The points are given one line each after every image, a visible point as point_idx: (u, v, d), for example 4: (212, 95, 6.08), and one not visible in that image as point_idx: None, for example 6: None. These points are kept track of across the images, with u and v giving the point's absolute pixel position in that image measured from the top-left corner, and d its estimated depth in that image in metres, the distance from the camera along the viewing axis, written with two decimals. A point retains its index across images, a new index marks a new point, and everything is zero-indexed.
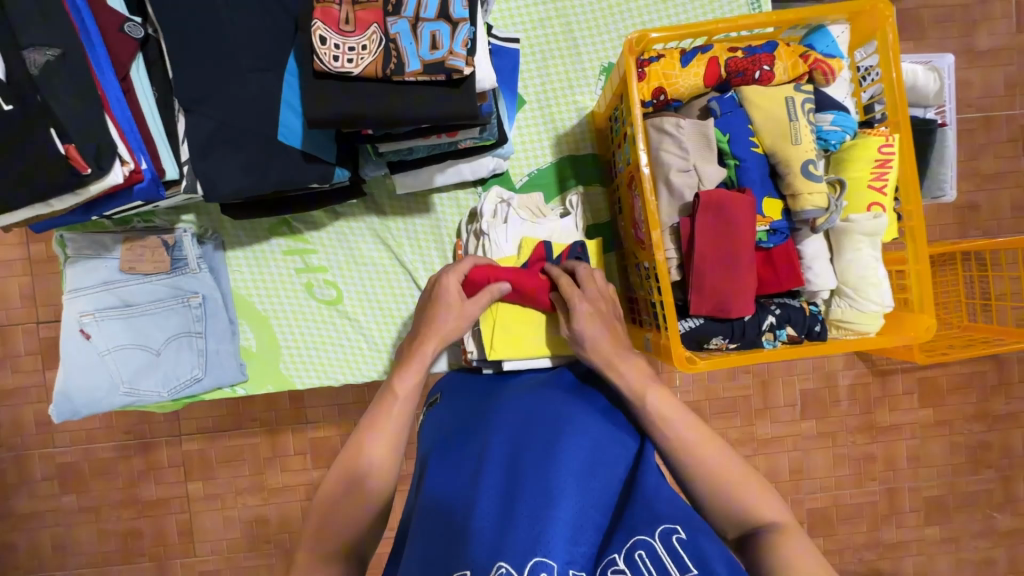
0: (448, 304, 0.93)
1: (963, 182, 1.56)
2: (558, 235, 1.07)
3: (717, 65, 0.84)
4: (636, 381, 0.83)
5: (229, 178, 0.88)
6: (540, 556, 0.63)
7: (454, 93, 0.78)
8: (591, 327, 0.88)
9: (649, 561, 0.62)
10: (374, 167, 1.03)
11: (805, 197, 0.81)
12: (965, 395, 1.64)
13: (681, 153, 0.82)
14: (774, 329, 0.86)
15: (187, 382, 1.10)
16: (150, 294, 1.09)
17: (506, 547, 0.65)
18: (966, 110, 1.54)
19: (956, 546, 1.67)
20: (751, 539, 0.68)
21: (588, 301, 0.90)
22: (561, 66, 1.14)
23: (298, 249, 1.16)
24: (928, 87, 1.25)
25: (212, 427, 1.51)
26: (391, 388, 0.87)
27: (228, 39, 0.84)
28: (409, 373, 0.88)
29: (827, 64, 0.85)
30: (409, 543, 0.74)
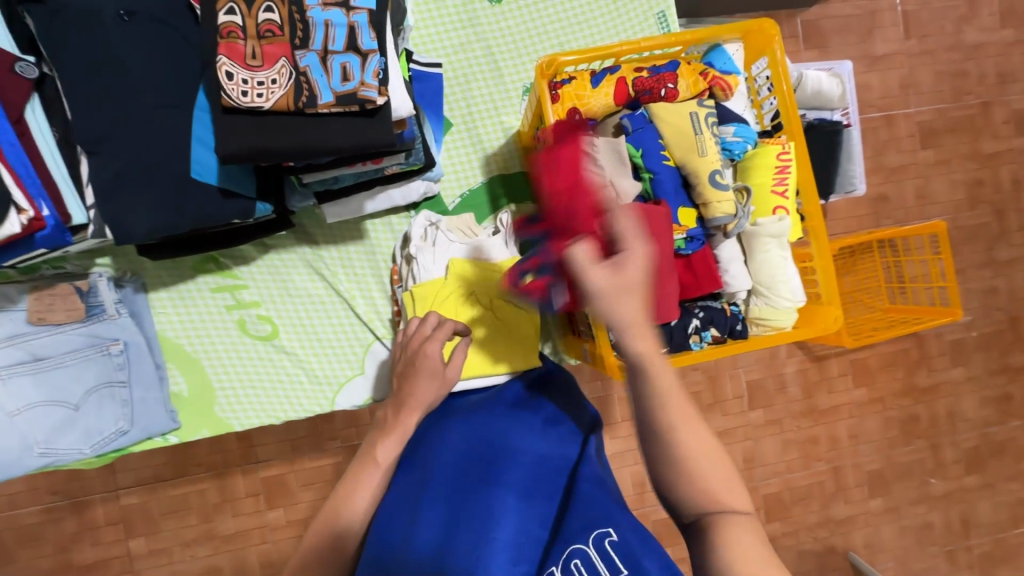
0: (428, 373, 0.85)
1: (872, 176, 1.69)
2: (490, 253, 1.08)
3: (624, 85, 0.89)
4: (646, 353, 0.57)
5: (142, 219, 0.84)
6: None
7: (369, 123, 0.79)
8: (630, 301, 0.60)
9: (584, 570, 0.67)
10: (301, 198, 1.01)
11: (715, 205, 0.87)
12: (893, 371, 1.76)
13: (597, 167, 0.85)
14: (699, 332, 0.90)
15: (112, 436, 1.03)
16: (64, 345, 1.02)
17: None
18: (868, 110, 1.68)
19: (898, 515, 1.79)
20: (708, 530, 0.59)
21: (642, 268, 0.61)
22: (485, 88, 1.17)
23: (227, 285, 1.12)
24: (832, 92, 1.35)
25: (152, 477, 1.42)
26: (373, 460, 0.80)
27: (132, 77, 0.82)
28: (388, 439, 0.82)
29: (725, 80, 0.92)
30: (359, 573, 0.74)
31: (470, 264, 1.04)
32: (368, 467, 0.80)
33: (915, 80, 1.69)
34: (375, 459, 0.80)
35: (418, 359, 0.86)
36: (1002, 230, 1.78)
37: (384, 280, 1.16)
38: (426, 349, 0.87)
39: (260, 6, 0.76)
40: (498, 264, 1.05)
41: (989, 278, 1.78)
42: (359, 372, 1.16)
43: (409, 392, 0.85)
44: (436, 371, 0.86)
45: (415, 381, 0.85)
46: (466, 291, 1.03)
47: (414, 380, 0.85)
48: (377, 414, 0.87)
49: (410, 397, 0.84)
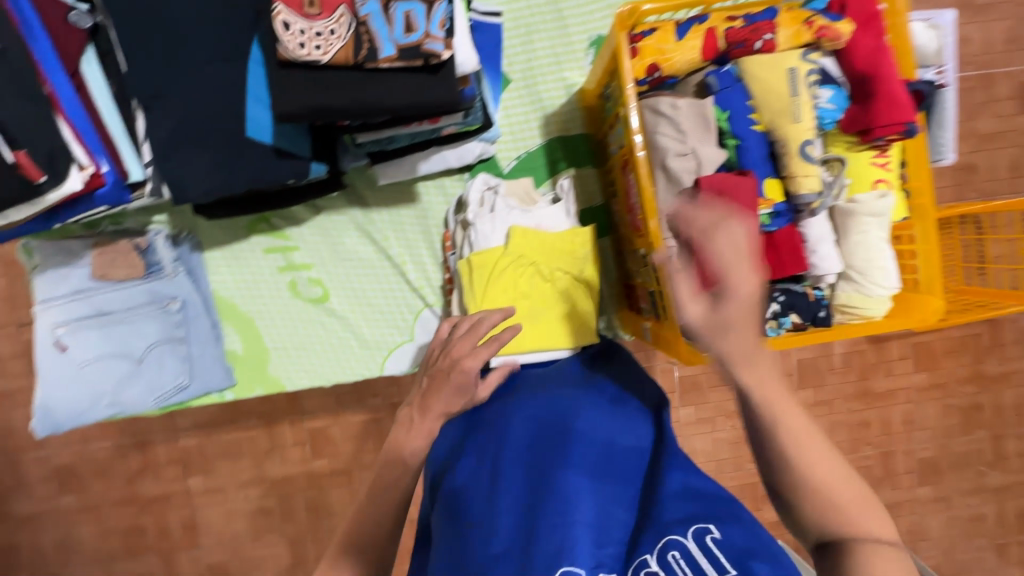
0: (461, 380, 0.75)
1: (960, 143, 1.52)
2: (549, 221, 1.01)
3: (715, 36, 0.78)
4: (758, 369, 0.54)
5: (198, 178, 0.82)
6: (567, 564, 0.61)
7: (433, 81, 0.73)
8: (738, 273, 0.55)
9: (686, 565, 0.59)
10: (353, 159, 0.96)
11: (801, 179, 0.77)
12: (959, 357, 1.63)
13: (679, 135, 0.77)
14: (778, 317, 0.82)
15: (172, 390, 1.06)
16: (125, 301, 1.03)
17: (532, 561, 0.62)
18: (966, 68, 1.48)
19: (947, 504, 1.70)
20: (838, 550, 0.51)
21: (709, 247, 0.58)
22: (547, 41, 1.08)
23: (279, 246, 1.11)
24: (927, 46, 1.18)
25: (208, 422, 1.48)
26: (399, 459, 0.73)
27: (182, 28, 0.78)
28: (415, 437, 0.74)
29: (834, 29, 0.76)
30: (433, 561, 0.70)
31: (531, 233, 0.98)
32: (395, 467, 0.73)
33: None
34: (401, 456, 0.73)
35: (450, 371, 0.75)
36: None
37: (435, 245, 1.12)
38: (463, 365, 0.75)
39: None
40: (558, 234, 0.99)
41: None
42: (409, 338, 1.14)
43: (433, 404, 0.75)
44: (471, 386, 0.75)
45: (441, 395, 0.75)
46: (526, 262, 0.97)
47: (438, 394, 0.75)
48: (401, 415, 0.78)
49: (432, 407, 0.75)
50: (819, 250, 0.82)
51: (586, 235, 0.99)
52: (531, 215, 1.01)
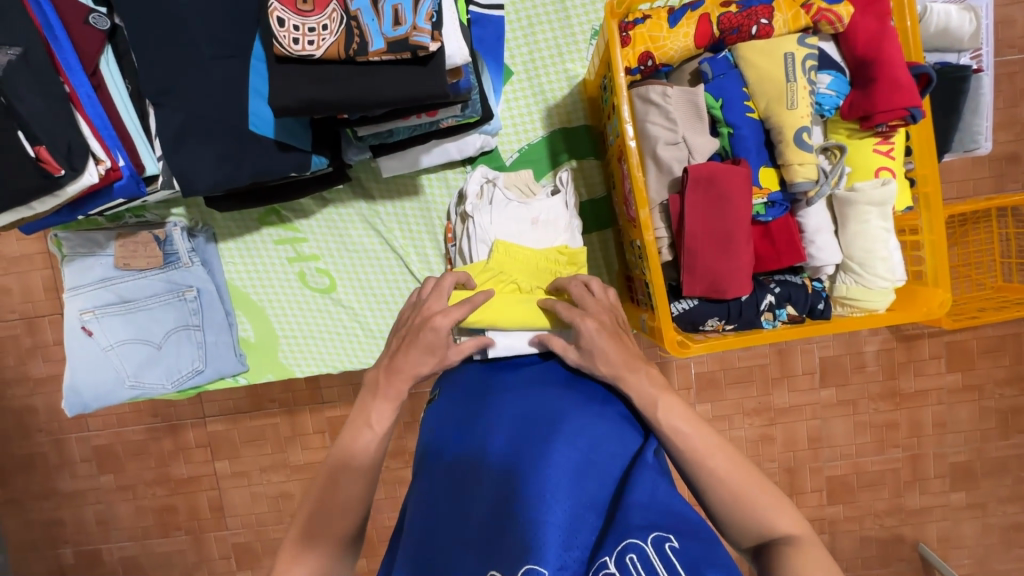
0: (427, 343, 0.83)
1: (999, 132, 1.44)
2: (537, 239, 1.01)
3: (708, 23, 0.76)
4: (647, 388, 0.77)
5: (205, 172, 0.86)
6: (531, 563, 0.63)
7: (422, 72, 0.74)
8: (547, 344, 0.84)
9: (640, 566, 0.60)
10: (357, 151, 0.99)
11: (796, 167, 0.75)
12: (997, 358, 1.55)
13: (669, 125, 0.76)
14: (774, 309, 0.81)
15: (189, 373, 1.12)
16: (146, 290, 1.09)
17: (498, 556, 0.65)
18: (1007, 51, 1.40)
19: (982, 511, 1.63)
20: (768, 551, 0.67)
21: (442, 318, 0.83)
22: (550, 31, 1.07)
23: (288, 237, 1.15)
24: (963, 30, 1.11)
25: (233, 409, 1.55)
26: (368, 426, 0.82)
27: (192, 27, 0.81)
28: (381, 402, 0.83)
29: (833, 12, 0.74)
30: (408, 542, 0.73)
31: (514, 249, 0.98)
32: (362, 431, 0.82)
33: None
34: (369, 424, 0.82)
35: (421, 329, 0.83)
36: None
37: (438, 237, 1.14)
38: (432, 322, 0.83)
39: None
40: (542, 253, 0.99)
41: None
42: None
43: (404, 362, 0.83)
44: (438, 342, 0.83)
45: (409, 352, 0.83)
46: (507, 279, 0.96)
47: (409, 352, 0.82)
48: (369, 378, 0.86)
49: (401, 367, 0.83)
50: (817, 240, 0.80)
51: (573, 255, 0.98)
52: (520, 226, 1.01)
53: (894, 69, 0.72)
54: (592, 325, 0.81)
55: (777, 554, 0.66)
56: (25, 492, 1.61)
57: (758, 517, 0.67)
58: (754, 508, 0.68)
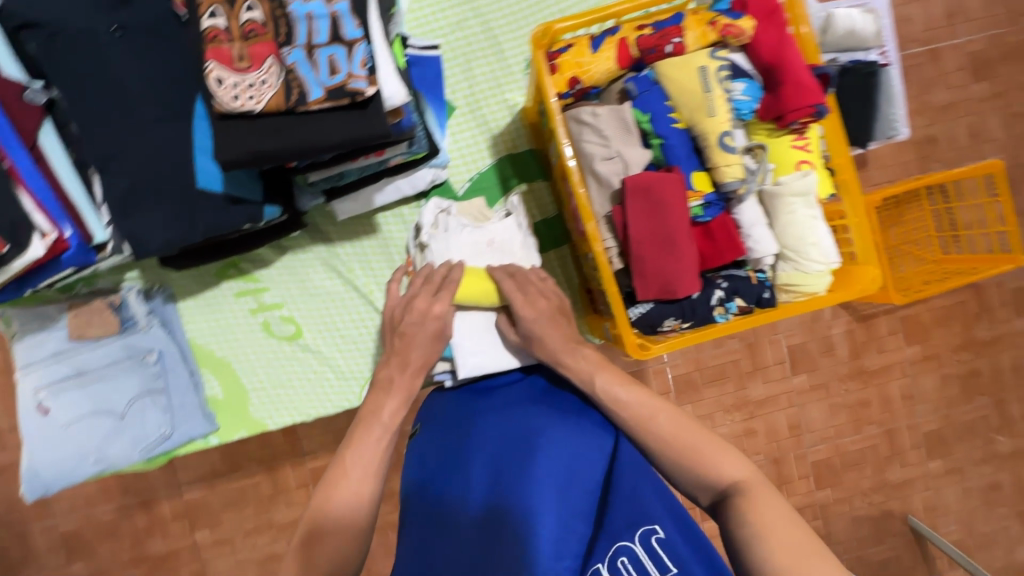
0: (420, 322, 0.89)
1: (916, 118, 1.56)
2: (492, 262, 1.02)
3: (627, 46, 0.83)
4: (585, 369, 0.82)
5: (156, 233, 0.86)
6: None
7: (361, 116, 0.77)
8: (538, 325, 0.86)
9: (631, 568, 0.67)
10: (310, 198, 1.01)
11: (724, 169, 0.81)
12: (950, 326, 1.64)
13: (602, 141, 0.81)
14: (724, 303, 0.85)
15: (156, 441, 1.08)
16: (104, 359, 1.06)
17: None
18: (910, 45, 1.53)
19: (961, 476, 1.69)
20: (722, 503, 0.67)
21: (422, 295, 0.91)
22: (485, 66, 1.13)
23: (250, 289, 1.14)
24: (866, 30, 1.21)
25: (209, 473, 1.49)
26: (377, 418, 0.85)
27: (132, 94, 0.82)
28: (392, 395, 0.87)
29: (737, 27, 0.81)
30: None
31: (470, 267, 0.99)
32: (372, 426, 0.84)
33: (963, 7, 1.53)
34: (380, 419, 0.85)
35: (422, 321, 0.89)
36: None
37: None
38: (433, 314, 0.89)
39: (242, 7, 0.74)
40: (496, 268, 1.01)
41: None
42: None
43: (411, 354, 0.89)
44: (430, 331, 0.89)
45: (415, 344, 0.89)
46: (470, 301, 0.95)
47: (415, 343, 0.89)
48: (379, 376, 0.90)
49: (411, 358, 0.89)
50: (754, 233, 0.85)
51: None
52: (477, 249, 1.03)
53: (805, 75, 0.79)
54: (529, 315, 0.87)
55: (730, 506, 0.66)
56: None
57: (705, 470, 0.69)
58: (703, 462, 0.69)
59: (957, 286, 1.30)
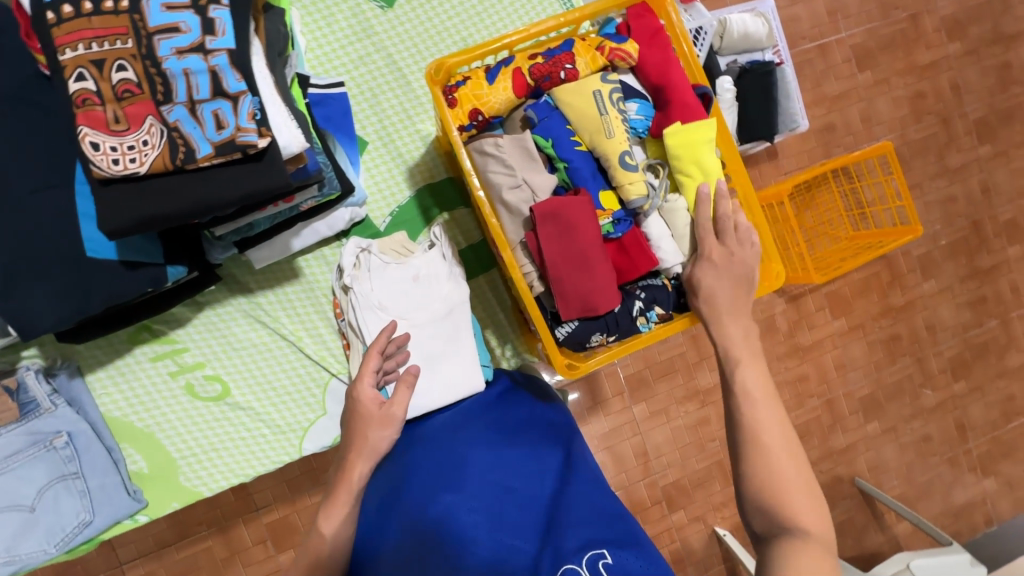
0: (368, 419, 0.87)
1: (814, 109, 1.68)
2: (422, 297, 1.03)
3: (522, 75, 0.84)
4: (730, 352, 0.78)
5: (47, 310, 0.80)
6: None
7: (257, 168, 0.74)
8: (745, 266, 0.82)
9: None
10: (222, 250, 0.96)
11: (628, 187, 0.84)
12: (868, 296, 1.77)
13: (507, 170, 0.82)
14: (645, 313, 0.88)
15: (75, 529, 1.00)
16: (3, 449, 0.97)
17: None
18: (801, 42, 1.65)
19: (896, 433, 1.82)
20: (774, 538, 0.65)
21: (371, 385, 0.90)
22: (394, 98, 1.13)
23: (166, 351, 1.08)
24: (759, 32, 1.32)
25: (152, 546, 1.38)
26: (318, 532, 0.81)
27: (1, 164, 0.76)
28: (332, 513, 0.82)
29: (623, 50, 0.85)
30: None
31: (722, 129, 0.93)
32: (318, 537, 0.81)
33: (842, 4, 1.67)
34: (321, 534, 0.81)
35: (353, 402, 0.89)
36: (950, 137, 1.79)
37: (329, 314, 1.13)
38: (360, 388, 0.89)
39: (111, 67, 0.70)
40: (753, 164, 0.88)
41: (945, 187, 1.79)
42: (323, 413, 1.13)
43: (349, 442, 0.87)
44: (373, 414, 0.87)
45: (351, 430, 0.88)
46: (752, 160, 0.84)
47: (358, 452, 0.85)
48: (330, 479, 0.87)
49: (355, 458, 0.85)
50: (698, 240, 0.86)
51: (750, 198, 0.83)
52: (402, 287, 1.03)
53: (688, 91, 0.85)
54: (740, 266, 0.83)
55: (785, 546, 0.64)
56: None
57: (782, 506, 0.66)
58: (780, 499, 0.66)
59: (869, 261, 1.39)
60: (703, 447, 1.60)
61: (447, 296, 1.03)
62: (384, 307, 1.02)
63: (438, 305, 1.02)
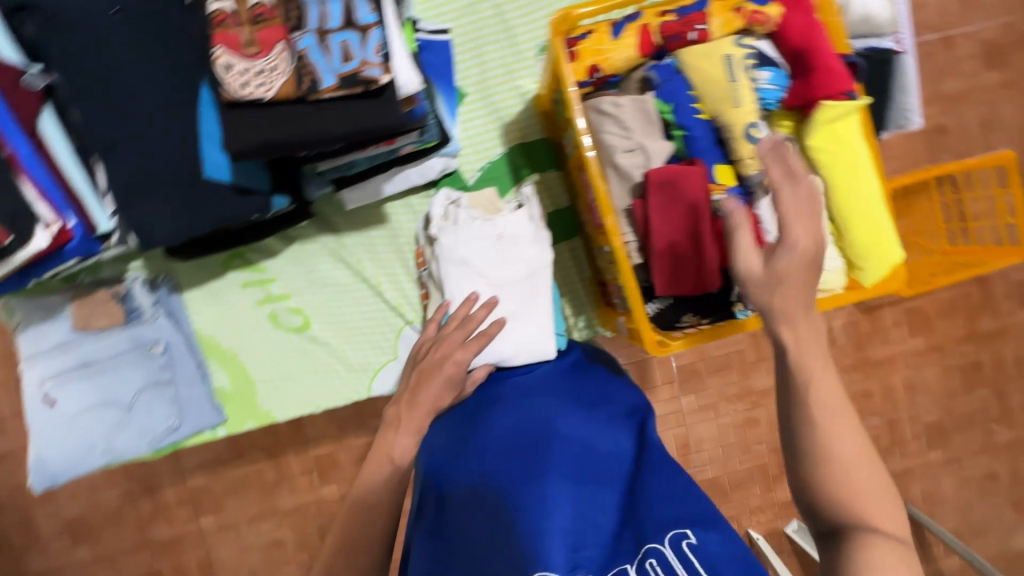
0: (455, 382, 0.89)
1: (927, 107, 1.52)
2: (506, 256, 1.01)
3: (649, 33, 0.81)
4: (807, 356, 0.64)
5: (163, 224, 0.84)
6: (542, 568, 0.66)
7: (375, 105, 0.74)
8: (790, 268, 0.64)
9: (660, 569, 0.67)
10: (318, 186, 0.98)
11: (748, 162, 0.80)
12: (953, 317, 1.62)
13: (624, 132, 0.80)
14: (744, 299, 0.86)
15: (164, 432, 1.07)
16: (110, 349, 1.05)
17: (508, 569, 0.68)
18: (924, 32, 1.49)
19: (959, 466, 1.68)
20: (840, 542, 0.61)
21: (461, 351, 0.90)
22: (497, 51, 1.10)
23: (256, 279, 1.12)
24: (882, 15, 1.13)
25: (212, 460, 1.46)
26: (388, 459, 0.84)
27: (134, 82, 0.80)
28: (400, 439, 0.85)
29: (763, 13, 0.79)
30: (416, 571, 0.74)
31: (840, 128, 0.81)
32: (383, 465, 0.84)
33: None
34: (390, 459, 0.84)
35: (442, 364, 0.89)
36: None
37: (410, 263, 1.14)
38: (455, 357, 0.89)
39: None
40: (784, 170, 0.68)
41: None
42: (393, 357, 1.16)
43: (422, 395, 0.88)
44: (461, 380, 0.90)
45: (431, 387, 0.88)
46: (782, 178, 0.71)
47: (426, 388, 0.88)
48: (389, 413, 0.90)
49: (420, 401, 0.88)
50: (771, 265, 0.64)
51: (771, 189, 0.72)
52: (487, 243, 1.02)
53: (835, 57, 0.79)
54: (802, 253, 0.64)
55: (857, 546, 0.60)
56: None
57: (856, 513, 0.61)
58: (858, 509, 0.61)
59: (961, 279, 1.13)
60: (748, 449, 1.54)
61: (531, 260, 1.01)
62: (466, 261, 1.01)
63: (521, 272, 1.01)
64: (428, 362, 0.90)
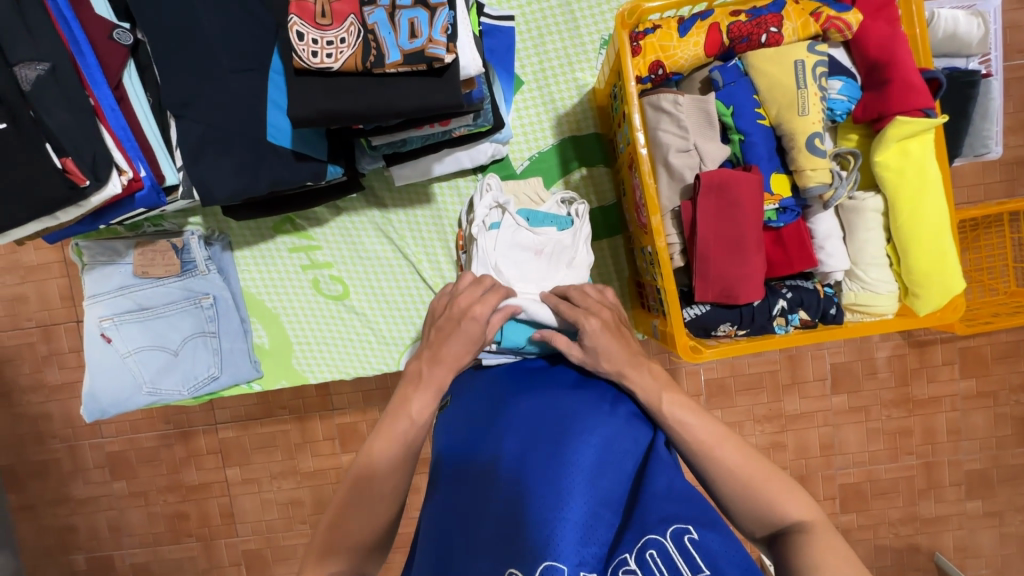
0: (471, 336, 0.84)
1: (1010, 136, 1.39)
2: (540, 274, 1.00)
3: (718, 32, 0.79)
4: (651, 388, 0.80)
5: (224, 182, 0.88)
6: (550, 560, 0.66)
7: (436, 83, 0.76)
8: (606, 341, 0.84)
9: (661, 563, 0.64)
10: (371, 160, 1.01)
11: (809, 173, 0.78)
12: (1012, 363, 1.50)
13: (680, 131, 0.79)
14: (786, 314, 0.84)
15: (205, 381, 1.13)
16: (164, 297, 1.10)
17: (514, 556, 0.67)
18: (1015, 56, 1.36)
19: (999, 520, 1.56)
20: (781, 540, 0.68)
21: (481, 304, 0.85)
22: (559, 42, 1.09)
23: (303, 246, 1.16)
24: (971, 35, 1.05)
25: (244, 416, 1.52)
26: (406, 414, 0.80)
27: (212, 48, 0.84)
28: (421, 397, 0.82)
29: (842, 20, 0.78)
30: (422, 546, 0.75)
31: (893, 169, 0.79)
32: (400, 419, 0.80)
33: None
34: (408, 413, 0.80)
35: (461, 319, 0.85)
36: None
37: (450, 245, 1.16)
38: (473, 312, 0.84)
39: None
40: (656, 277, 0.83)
41: None
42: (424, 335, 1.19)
43: (444, 350, 0.84)
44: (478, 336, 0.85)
45: (451, 342, 0.84)
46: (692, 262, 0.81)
47: (449, 342, 0.84)
48: (410, 368, 0.86)
49: (443, 355, 0.84)
50: (585, 347, 0.85)
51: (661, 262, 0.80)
52: (525, 256, 0.99)
53: (914, 72, 0.76)
54: (596, 326, 0.85)
55: (793, 542, 0.66)
56: (39, 498, 1.58)
57: (771, 503, 0.69)
58: (768, 496, 0.69)
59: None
60: None
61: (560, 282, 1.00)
62: (500, 269, 0.99)
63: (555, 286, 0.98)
64: (448, 316, 0.86)
